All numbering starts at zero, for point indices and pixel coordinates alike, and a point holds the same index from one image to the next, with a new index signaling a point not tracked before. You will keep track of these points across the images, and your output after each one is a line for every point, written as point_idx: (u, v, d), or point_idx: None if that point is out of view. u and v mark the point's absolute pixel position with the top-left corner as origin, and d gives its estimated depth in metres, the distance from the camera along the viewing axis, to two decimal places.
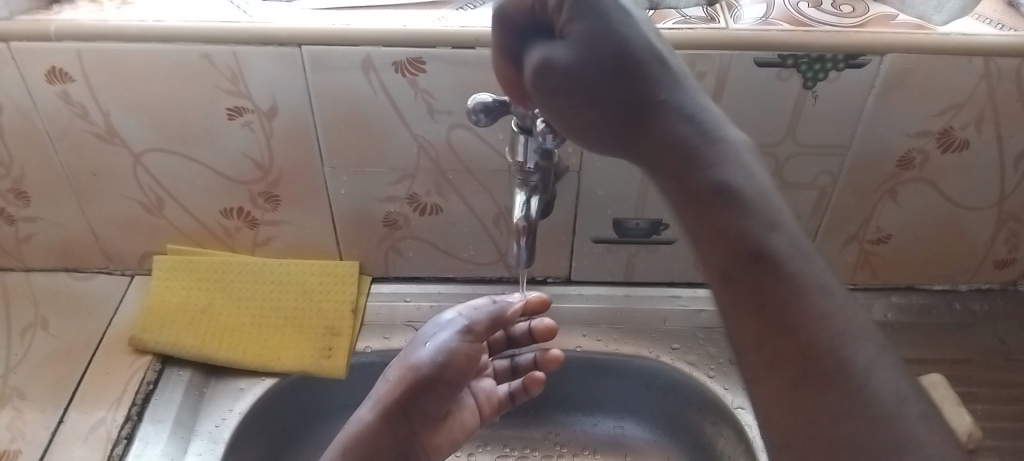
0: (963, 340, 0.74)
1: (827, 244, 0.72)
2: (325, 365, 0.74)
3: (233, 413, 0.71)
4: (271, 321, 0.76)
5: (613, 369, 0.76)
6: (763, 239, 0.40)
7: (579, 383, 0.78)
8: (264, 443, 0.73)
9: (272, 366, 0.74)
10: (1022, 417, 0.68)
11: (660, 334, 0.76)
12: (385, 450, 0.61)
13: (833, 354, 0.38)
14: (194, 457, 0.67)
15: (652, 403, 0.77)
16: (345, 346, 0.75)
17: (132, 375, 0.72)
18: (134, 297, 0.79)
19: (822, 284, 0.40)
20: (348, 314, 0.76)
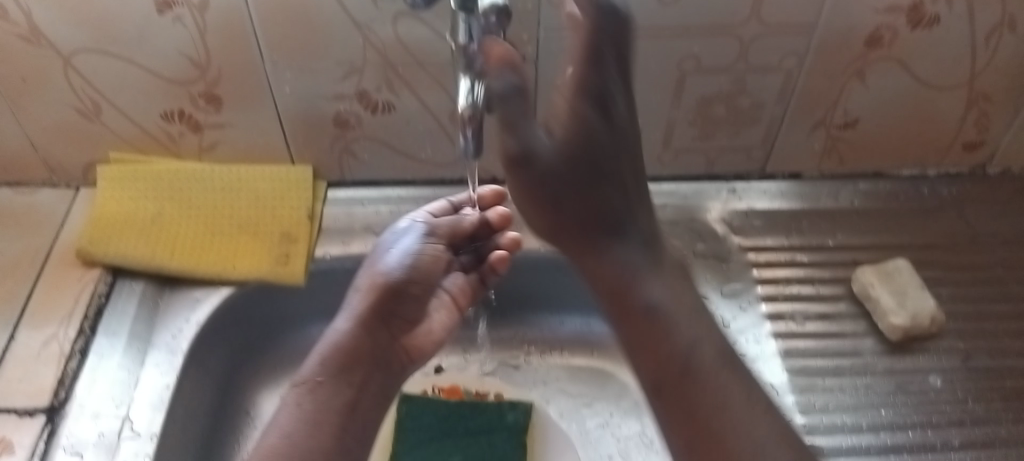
0: (932, 225, 0.73)
1: (794, 131, 0.70)
2: (282, 271, 0.71)
3: (190, 324, 0.69)
4: (224, 228, 0.73)
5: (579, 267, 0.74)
6: (690, 356, 0.54)
7: (544, 281, 0.76)
8: (225, 353, 0.72)
9: (226, 275, 0.71)
10: (984, 299, 0.68)
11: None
12: (366, 357, 0.59)
13: (721, 414, 0.52)
14: (153, 368, 0.66)
15: None
16: (302, 251, 0.72)
17: (82, 289, 0.70)
18: (80, 209, 0.76)
19: (726, 402, 0.52)
20: (304, 219, 0.74)
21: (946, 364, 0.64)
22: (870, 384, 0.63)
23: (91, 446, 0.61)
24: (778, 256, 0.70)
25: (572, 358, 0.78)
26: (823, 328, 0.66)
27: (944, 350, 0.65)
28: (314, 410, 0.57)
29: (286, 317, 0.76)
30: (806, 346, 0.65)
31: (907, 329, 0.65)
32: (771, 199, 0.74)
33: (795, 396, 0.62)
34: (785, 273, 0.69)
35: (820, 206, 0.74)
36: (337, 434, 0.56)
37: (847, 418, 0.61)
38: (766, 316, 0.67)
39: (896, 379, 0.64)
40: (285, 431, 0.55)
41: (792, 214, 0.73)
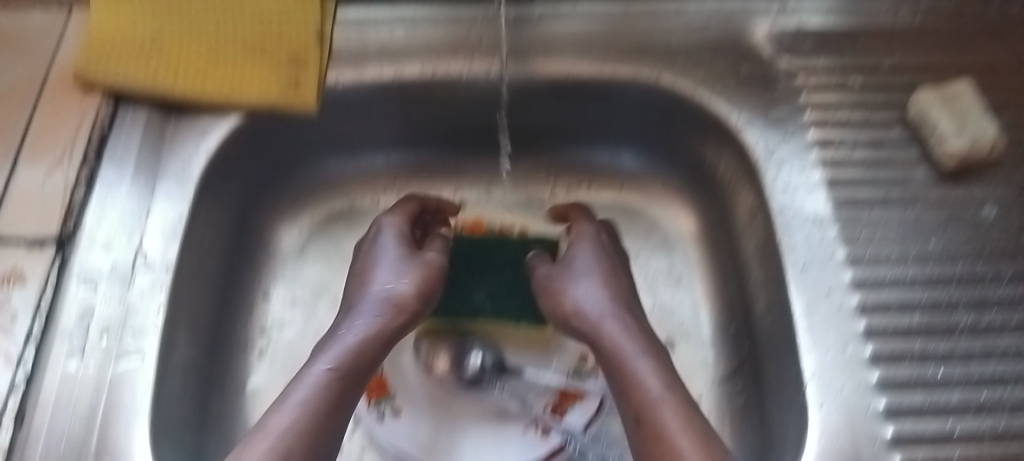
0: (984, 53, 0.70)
1: None
2: (294, 97, 0.66)
3: (201, 151, 0.66)
4: (228, 50, 0.67)
5: (610, 98, 0.71)
6: (638, 393, 0.56)
7: (575, 113, 0.74)
8: (240, 180, 0.71)
9: (232, 98, 0.67)
10: None
11: (659, 48, 0.70)
12: (371, 369, 0.59)
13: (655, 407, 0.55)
14: (163, 199, 0.64)
15: (647, 128, 0.74)
16: (311, 77, 0.67)
17: (82, 117, 0.66)
18: (75, 32, 0.71)
19: (663, 405, 0.55)
20: (313, 41, 0.66)
21: (999, 193, 0.64)
22: (914, 223, 0.63)
23: (105, 277, 0.60)
24: (830, 95, 0.68)
25: (598, 193, 0.79)
26: (872, 160, 0.66)
27: (999, 179, 0.65)
28: (309, 401, 0.54)
29: (306, 151, 0.75)
30: (850, 185, 0.65)
31: (963, 156, 0.64)
32: (823, 25, 0.71)
33: (829, 247, 0.62)
34: (833, 108, 0.68)
35: (868, 30, 0.71)
36: (330, 430, 0.54)
37: (891, 258, 0.62)
38: (812, 164, 0.65)
39: (949, 210, 0.64)
40: (296, 412, 0.53)
41: (842, 44, 0.70)
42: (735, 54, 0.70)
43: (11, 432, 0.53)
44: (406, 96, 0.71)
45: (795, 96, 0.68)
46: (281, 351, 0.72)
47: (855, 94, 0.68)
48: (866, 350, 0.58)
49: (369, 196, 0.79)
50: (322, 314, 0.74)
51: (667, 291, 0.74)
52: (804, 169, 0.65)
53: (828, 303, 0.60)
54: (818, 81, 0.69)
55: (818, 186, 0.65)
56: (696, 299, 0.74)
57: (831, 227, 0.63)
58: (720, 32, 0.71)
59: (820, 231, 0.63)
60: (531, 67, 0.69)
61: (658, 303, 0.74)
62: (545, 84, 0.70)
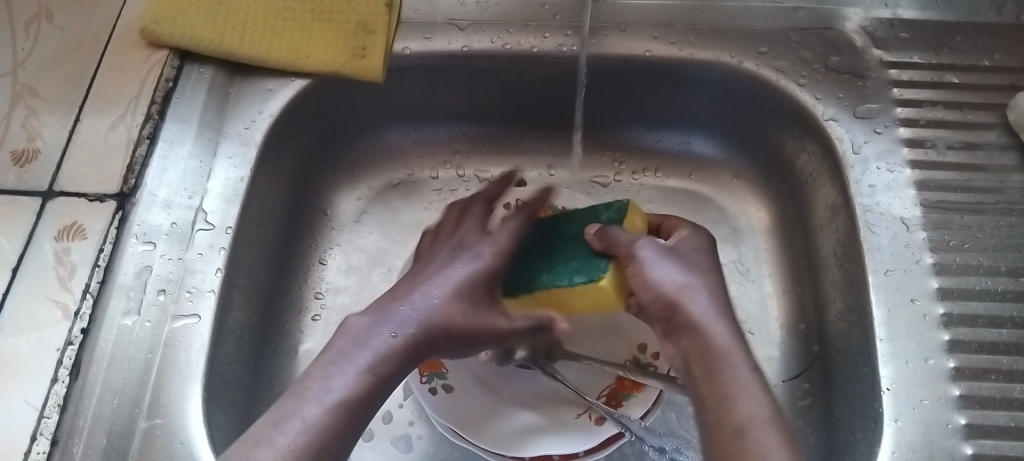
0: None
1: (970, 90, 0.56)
2: (358, 66, 0.60)
3: (263, 116, 0.59)
4: (296, 15, 0.61)
5: (689, 80, 0.61)
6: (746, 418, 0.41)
7: (645, 94, 0.64)
8: (300, 161, 0.64)
9: (300, 66, 0.60)
10: None
11: (744, 37, 0.60)
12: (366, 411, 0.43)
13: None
14: (224, 161, 0.57)
15: (726, 112, 0.63)
16: (381, 42, 0.60)
17: (148, 73, 0.59)
18: None
19: (747, 422, 0.41)
20: (381, 7, 0.61)
21: None
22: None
23: (163, 236, 0.54)
24: (953, 194, 0.53)
25: (666, 180, 0.68)
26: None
27: None
28: (346, 391, 0.43)
29: (373, 116, 0.67)
30: (1007, 275, 0.51)
31: None
32: (948, 97, 0.57)
33: (959, 383, 0.47)
34: (953, 178, 0.54)
35: (991, 83, 0.57)
36: (356, 421, 0.43)
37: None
38: (935, 293, 0.50)
39: None
40: (304, 428, 0.40)
41: (956, 79, 0.57)
42: (849, 87, 0.57)
43: (64, 384, 0.47)
44: (477, 68, 0.62)
45: (927, 173, 0.54)
46: (335, 318, 0.63)
47: (959, 123, 0.56)
48: (975, 455, 0.45)
49: (429, 169, 0.70)
50: (375, 275, 0.65)
51: (742, 299, 0.63)
52: (937, 315, 0.49)
53: (930, 436, 0.45)
54: (936, 142, 0.55)
55: (969, 319, 0.49)
56: (773, 356, 0.60)
57: (985, 361, 0.48)
58: (829, 72, 0.58)
59: (933, 367, 0.47)
60: (606, 45, 0.60)
61: None
62: (620, 63, 0.60)
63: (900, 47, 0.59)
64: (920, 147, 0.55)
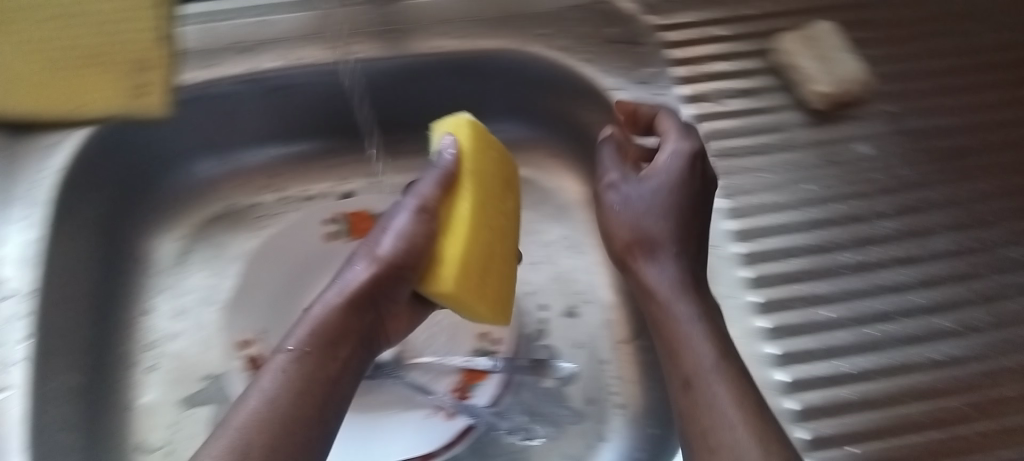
0: (896, 39, 0.62)
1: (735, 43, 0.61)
2: (141, 106, 0.59)
3: (47, 170, 0.56)
4: (65, 62, 0.59)
5: (481, 68, 0.63)
6: (689, 354, 0.45)
7: (445, 89, 0.66)
8: (104, 211, 0.62)
9: (82, 113, 0.58)
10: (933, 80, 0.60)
11: (526, 21, 0.63)
12: (325, 385, 0.46)
13: (704, 397, 0.43)
14: (11, 225, 0.54)
15: (525, 95, 0.65)
16: (158, 79, 0.60)
17: None
18: None
19: (703, 362, 0.44)
20: (154, 41, 0.60)
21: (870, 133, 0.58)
22: (850, 242, 0.53)
23: None
24: (740, 140, 0.57)
25: None
26: (835, 174, 0.56)
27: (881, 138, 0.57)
28: (287, 374, 0.45)
29: (178, 153, 0.65)
30: (794, 208, 0.54)
31: (832, 95, 0.57)
32: (721, 51, 0.61)
33: (766, 314, 0.50)
34: (735, 126, 0.58)
35: (758, 30, 0.62)
36: (325, 421, 0.45)
37: (842, 259, 0.53)
38: (728, 234, 0.53)
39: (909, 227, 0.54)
40: (254, 406, 0.44)
41: (721, 34, 0.62)
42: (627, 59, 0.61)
43: None
44: (271, 88, 0.63)
45: (712, 123, 0.58)
46: (171, 363, 0.61)
47: (731, 74, 0.60)
48: (789, 379, 0.48)
49: (250, 194, 0.69)
50: (206, 313, 0.64)
51: (575, 272, 0.65)
52: (737, 254, 0.52)
53: (745, 370, 0.48)
54: (714, 95, 0.59)
55: (766, 254, 0.53)
56: (609, 320, 0.63)
57: (788, 291, 0.51)
58: (612, 45, 0.63)
59: (739, 304, 0.51)
60: (402, 46, 0.62)
61: (567, 300, 0.64)
62: (411, 61, 0.63)
63: (668, 8, 0.64)
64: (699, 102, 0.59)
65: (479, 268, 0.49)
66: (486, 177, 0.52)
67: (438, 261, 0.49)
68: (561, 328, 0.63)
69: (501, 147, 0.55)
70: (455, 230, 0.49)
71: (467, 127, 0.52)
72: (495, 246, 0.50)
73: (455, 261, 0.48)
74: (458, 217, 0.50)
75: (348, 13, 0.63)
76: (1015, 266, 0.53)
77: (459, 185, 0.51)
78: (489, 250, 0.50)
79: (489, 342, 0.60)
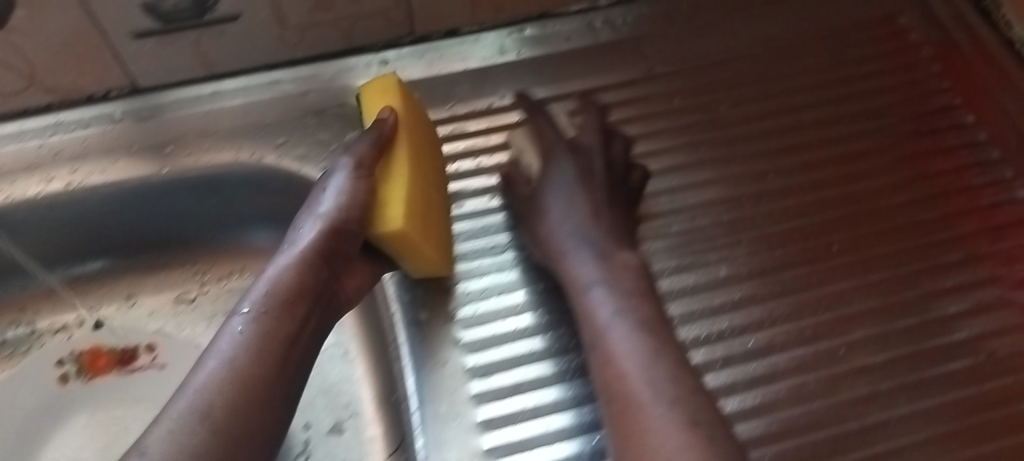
0: (639, 118, 0.60)
1: (479, 136, 0.60)
2: None
3: None
4: None
5: (220, 182, 0.60)
6: (620, 317, 0.46)
7: (189, 202, 0.62)
8: None
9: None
10: (684, 153, 0.58)
11: (261, 131, 0.61)
12: (284, 343, 0.44)
13: (610, 359, 0.44)
14: None
15: (275, 204, 0.62)
16: None
17: None
18: None
19: (610, 322, 0.46)
20: None
21: None
22: (576, 345, 0.52)
23: None
24: (472, 242, 0.56)
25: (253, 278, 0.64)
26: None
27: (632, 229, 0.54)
28: (237, 345, 0.43)
29: None
30: (526, 311, 0.53)
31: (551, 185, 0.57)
32: (461, 148, 0.60)
33: (487, 433, 0.49)
34: (468, 228, 0.57)
35: (498, 124, 0.61)
36: (282, 399, 0.43)
37: (568, 362, 0.51)
38: (459, 346, 0.52)
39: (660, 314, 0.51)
40: (219, 365, 0.42)
41: (464, 128, 0.61)
42: None
43: None
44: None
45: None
46: None
47: (471, 171, 0.59)
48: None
49: None
50: None
51: (343, 385, 0.61)
52: (463, 370, 0.51)
53: None
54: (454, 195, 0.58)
55: (492, 366, 0.51)
56: (375, 435, 0.58)
57: (508, 406, 0.50)
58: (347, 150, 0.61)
59: (462, 424, 0.49)
60: (125, 165, 0.60)
61: (335, 415, 0.60)
62: (140, 184, 0.59)
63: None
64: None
65: (422, 214, 0.52)
66: (418, 133, 0.55)
67: (383, 203, 0.51)
68: (327, 447, 0.59)
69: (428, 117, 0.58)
70: (396, 173, 0.52)
71: (394, 86, 0.55)
72: (430, 198, 0.53)
73: (400, 199, 0.51)
74: (401, 160, 0.53)
75: (70, 139, 0.60)
76: (750, 354, 0.50)
77: (394, 142, 0.53)
78: (425, 197, 0.53)
79: None
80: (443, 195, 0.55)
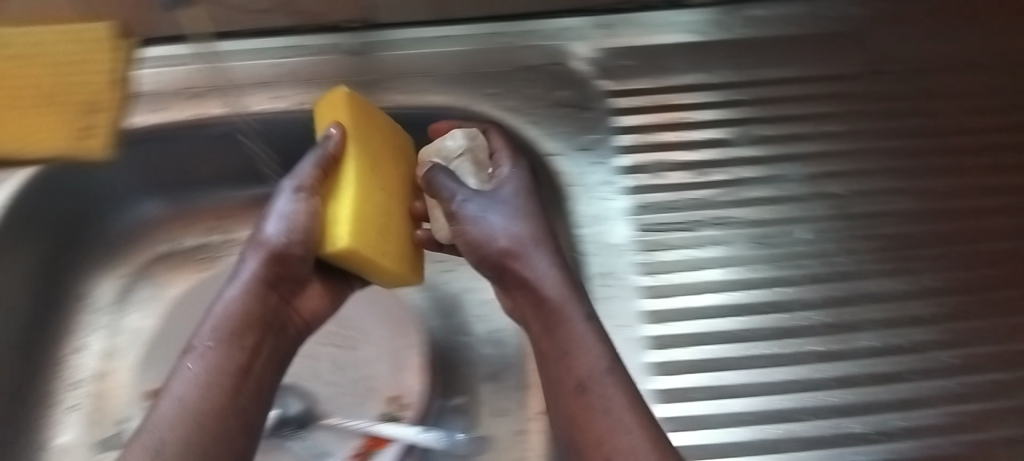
0: (852, 116, 0.60)
1: (691, 108, 0.59)
2: (79, 147, 0.59)
3: None
4: (16, 103, 0.59)
5: (425, 121, 0.61)
6: (597, 372, 0.45)
7: None
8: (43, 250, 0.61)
9: (26, 153, 0.58)
10: (896, 159, 0.58)
11: (473, 80, 0.61)
12: (242, 375, 0.48)
13: (601, 418, 0.44)
14: None
15: None
16: (104, 123, 0.59)
17: None
18: None
19: (589, 374, 0.46)
20: (108, 85, 0.60)
21: (819, 214, 0.56)
22: (766, 333, 0.50)
23: None
24: (671, 214, 0.55)
25: None
26: (766, 257, 0.53)
27: (825, 230, 0.55)
28: (185, 391, 0.46)
29: (122, 197, 0.64)
30: (721, 291, 0.52)
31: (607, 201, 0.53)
32: (669, 119, 0.59)
33: (663, 403, 0.48)
34: (672, 198, 0.55)
35: (711, 100, 0.59)
36: (240, 429, 0.46)
37: (760, 348, 0.50)
38: (642, 315, 0.51)
39: (854, 315, 0.52)
40: (174, 406, 0.45)
41: (678, 100, 0.60)
42: (575, 120, 0.59)
43: None
44: (221, 133, 0.62)
45: (645, 195, 0.56)
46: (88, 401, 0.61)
47: (680, 142, 0.58)
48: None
49: (197, 235, 0.67)
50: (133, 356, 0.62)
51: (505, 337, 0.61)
52: (643, 338, 0.50)
53: None
54: (659, 166, 0.57)
55: (674, 339, 0.50)
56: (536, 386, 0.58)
57: (692, 380, 0.48)
58: (555, 108, 0.60)
59: (639, 390, 0.48)
60: (352, 95, 0.61)
61: (495, 361, 0.60)
62: None
63: (625, 75, 0.61)
64: (639, 170, 0.56)
65: (377, 231, 0.50)
66: (368, 146, 0.53)
67: (331, 223, 0.49)
68: None
69: (384, 118, 0.56)
70: (343, 192, 0.50)
71: (343, 100, 0.52)
72: (387, 221, 0.52)
73: (346, 220, 0.49)
74: (347, 179, 0.51)
75: (300, 63, 0.62)
76: (943, 370, 0.50)
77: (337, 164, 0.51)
78: (379, 214, 0.51)
79: (398, 407, 0.57)
80: (398, 201, 0.54)
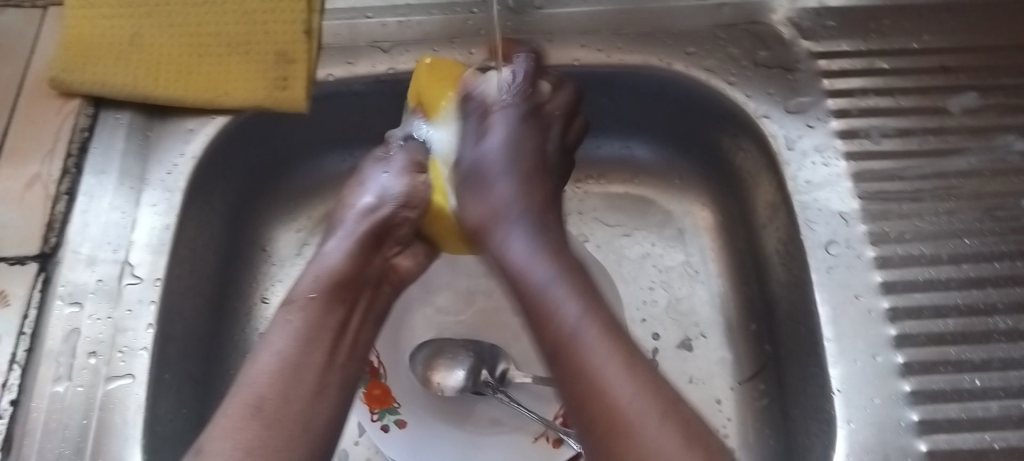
0: None
1: (896, 74, 0.58)
2: (277, 98, 0.59)
3: (185, 158, 0.57)
4: (212, 49, 0.59)
5: (617, 84, 0.61)
6: (571, 333, 0.40)
7: None
8: (231, 195, 0.62)
9: (219, 103, 0.58)
10: None
11: (672, 38, 0.60)
12: (344, 337, 0.47)
13: (595, 394, 0.39)
14: (147, 208, 0.55)
15: (665, 114, 0.62)
16: (302, 72, 0.59)
17: (62, 123, 0.58)
18: (53, 33, 0.62)
19: (574, 330, 0.40)
20: (300, 34, 0.59)
21: None
22: (1001, 306, 0.49)
23: (90, 295, 0.52)
24: (890, 184, 0.54)
25: (609, 185, 0.66)
26: (994, 228, 0.52)
27: None
28: (289, 343, 0.45)
29: (303, 149, 0.66)
30: (949, 263, 0.51)
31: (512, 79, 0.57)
32: (878, 85, 0.57)
33: (907, 378, 0.47)
34: (889, 167, 0.54)
35: (920, 66, 0.58)
36: (342, 386, 0.45)
37: (996, 323, 0.49)
38: (876, 287, 0.50)
39: None
40: (274, 359, 0.44)
41: (885, 65, 0.58)
42: (779, 82, 0.58)
43: None
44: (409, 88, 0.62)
45: (863, 162, 0.55)
46: None
47: (891, 110, 0.56)
48: (929, 451, 0.45)
49: None
50: None
51: (694, 302, 0.61)
52: (881, 310, 0.49)
53: (884, 436, 0.45)
54: (871, 132, 0.55)
55: (910, 313, 0.49)
56: (725, 357, 0.59)
57: (931, 354, 0.48)
58: (759, 68, 0.58)
59: (882, 363, 0.47)
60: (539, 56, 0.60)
61: (683, 331, 0.60)
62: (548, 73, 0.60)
63: (828, 36, 0.59)
64: (852, 137, 0.55)
65: None
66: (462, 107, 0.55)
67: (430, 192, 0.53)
68: (675, 361, 0.59)
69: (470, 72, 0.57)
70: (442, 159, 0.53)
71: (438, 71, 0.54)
72: None
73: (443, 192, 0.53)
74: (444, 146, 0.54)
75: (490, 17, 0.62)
76: None
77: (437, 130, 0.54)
78: None
79: None
80: None
